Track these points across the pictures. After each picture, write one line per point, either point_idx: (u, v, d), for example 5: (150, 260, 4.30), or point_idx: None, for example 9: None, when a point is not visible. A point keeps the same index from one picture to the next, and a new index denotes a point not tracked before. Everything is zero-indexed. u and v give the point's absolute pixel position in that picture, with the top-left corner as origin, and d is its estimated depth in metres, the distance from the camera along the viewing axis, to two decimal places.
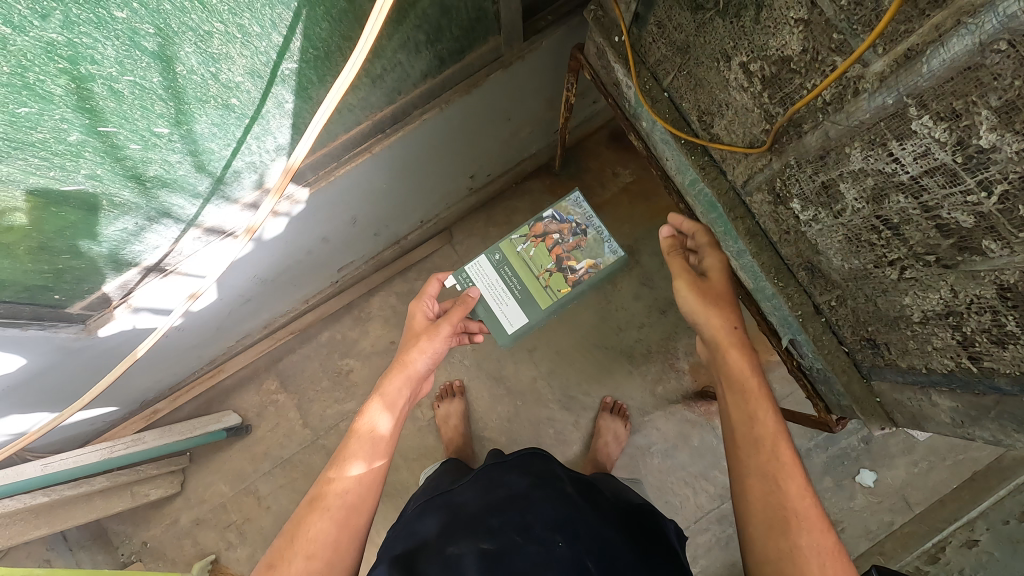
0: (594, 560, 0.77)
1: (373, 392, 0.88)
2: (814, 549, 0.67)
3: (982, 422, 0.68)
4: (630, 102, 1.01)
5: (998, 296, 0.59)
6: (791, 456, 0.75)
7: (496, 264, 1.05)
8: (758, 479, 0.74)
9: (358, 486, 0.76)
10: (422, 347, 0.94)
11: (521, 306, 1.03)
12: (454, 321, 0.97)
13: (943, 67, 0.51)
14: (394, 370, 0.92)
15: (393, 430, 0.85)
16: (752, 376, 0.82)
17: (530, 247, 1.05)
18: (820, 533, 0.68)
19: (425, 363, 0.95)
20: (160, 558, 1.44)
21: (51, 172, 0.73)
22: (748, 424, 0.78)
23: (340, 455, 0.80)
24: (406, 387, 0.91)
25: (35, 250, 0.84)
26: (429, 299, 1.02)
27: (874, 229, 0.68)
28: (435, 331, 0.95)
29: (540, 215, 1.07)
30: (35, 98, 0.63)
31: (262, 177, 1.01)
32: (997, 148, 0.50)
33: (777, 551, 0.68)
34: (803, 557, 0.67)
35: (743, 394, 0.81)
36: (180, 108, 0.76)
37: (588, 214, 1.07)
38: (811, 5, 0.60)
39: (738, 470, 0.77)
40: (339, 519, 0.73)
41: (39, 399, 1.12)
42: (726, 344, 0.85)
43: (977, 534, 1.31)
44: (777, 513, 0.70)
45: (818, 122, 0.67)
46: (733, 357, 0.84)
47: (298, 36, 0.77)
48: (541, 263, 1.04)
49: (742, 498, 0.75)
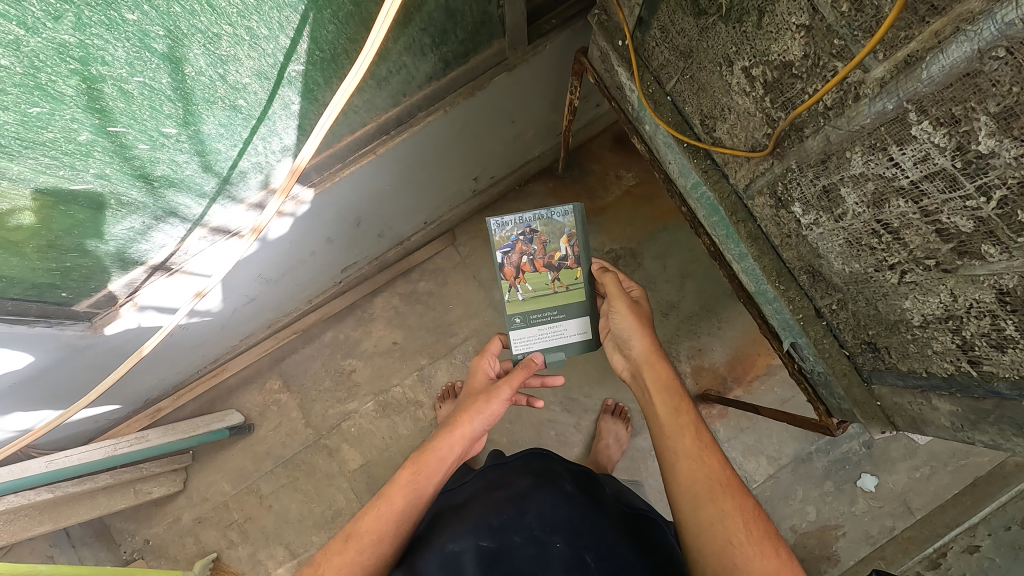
0: (592, 557, 0.78)
1: (424, 446, 0.84)
2: (738, 511, 0.73)
3: (981, 425, 0.69)
4: (633, 106, 1.02)
5: (997, 300, 0.59)
6: (715, 454, 0.79)
7: (526, 323, 1.04)
8: (686, 458, 0.78)
9: (390, 533, 0.77)
10: (480, 407, 0.89)
11: (577, 319, 1.05)
12: (515, 383, 0.93)
13: (943, 73, 0.52)
14: (449, 427, 0.87)
15: (435, 490, 0.81)
16: (674, 377, 0.88)
17: (525, 286, 1.03)
18: (742, 500, 0.74)
19: (481, 425, 0.90)
20: (162, 556, 1.45)
21: (61, 171, 0.74)
22: (675, 414, 0.83)
23: (379, 497, 0.79)
24: (458, 449, 0.85)
25: (43, 248, 0.85)
26: (491, 357, 1.03)
27: (874, 233, 0.68)
28: (495, 393, 0.91)
29: (497, 261, 1.03)
30: (47, 98, 0.64)
31: (268, 177, 1.02)
32: (996, 154, 0.50)
33: (709, 519, 0.73)
34: (729, 520, 0.72)
35: (668, 392, 0.85)
36: (189, 109, 0.77)
37: (517, 218, 1.02)
38: (813, 11, 0.61)
39: (667, 454, 0.80)
40: (364, 563, 0.74)
41: (44, 397, 1.13)
42: (651, 355, 0.90)
43: (979, 539, 1.28)
44: (705, 484, 0.75)
45: (819, 126, 0.67)
46: (657, 365, 0.89)
47: (306, 38, 0.78)
48: (542, 283, 1.03)
49: (672, 477, 0.78)
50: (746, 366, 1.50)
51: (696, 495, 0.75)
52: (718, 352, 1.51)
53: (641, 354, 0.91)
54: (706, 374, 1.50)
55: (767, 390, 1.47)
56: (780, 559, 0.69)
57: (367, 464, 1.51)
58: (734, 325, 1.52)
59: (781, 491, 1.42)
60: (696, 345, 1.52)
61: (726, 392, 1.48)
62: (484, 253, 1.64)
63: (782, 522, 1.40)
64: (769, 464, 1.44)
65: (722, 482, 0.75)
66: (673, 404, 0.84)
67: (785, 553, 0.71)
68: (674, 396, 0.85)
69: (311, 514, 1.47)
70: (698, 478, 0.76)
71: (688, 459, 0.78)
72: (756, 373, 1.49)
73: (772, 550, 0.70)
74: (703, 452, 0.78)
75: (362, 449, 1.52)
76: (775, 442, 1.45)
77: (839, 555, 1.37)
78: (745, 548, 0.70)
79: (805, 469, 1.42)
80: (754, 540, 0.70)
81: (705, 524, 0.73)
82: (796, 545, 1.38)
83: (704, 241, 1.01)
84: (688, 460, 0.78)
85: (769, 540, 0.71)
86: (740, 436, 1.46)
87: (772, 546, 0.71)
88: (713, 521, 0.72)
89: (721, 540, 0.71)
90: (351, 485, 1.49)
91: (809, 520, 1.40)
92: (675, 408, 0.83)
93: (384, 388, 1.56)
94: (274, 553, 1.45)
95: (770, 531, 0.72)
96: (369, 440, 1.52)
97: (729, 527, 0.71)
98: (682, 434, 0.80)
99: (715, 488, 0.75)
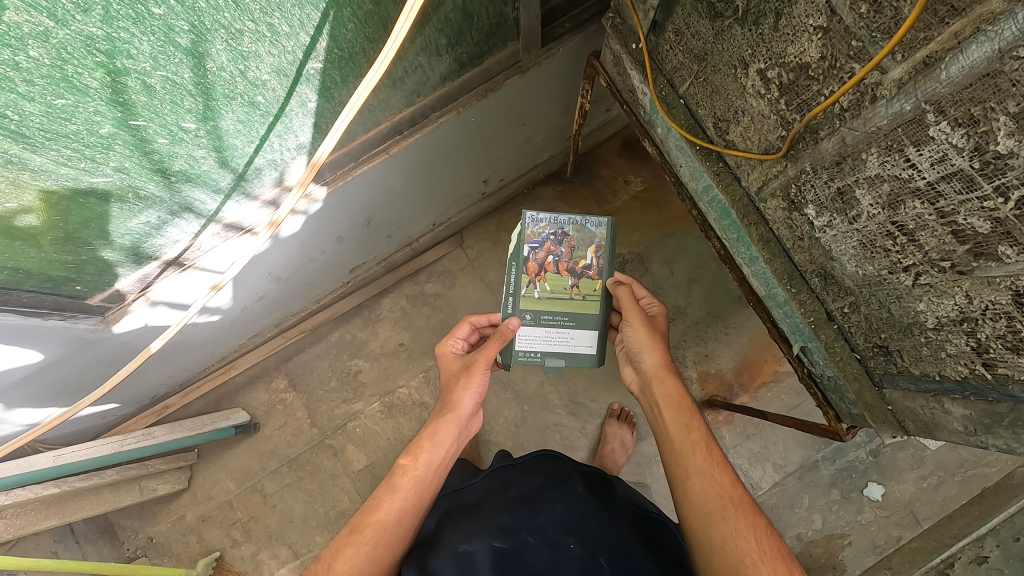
0: (606, 559, 0.78)
1: (419, 434, 0.85)
2: (751, 530, 0.73)
3: (994, 429, 0.69)
4: (645, 109, 1.03)
5: (1013, 302, 0.59)
6: (729, 476, 0.78)
7: (537, 322, 1.03)
8: (697, 475, 0.78)
9: (397, 523, 0.77)
10: (466, 385, 0.90)
11: (586, 331, 1.04)
12: (490, 354, 0.92)
13: (962, 73, 0.52)
14: (441, 412, 0.89)
15: (436, 474, 0.82)
16: (685, 393, 0.87)
17: (544, 285, 1.02)
18: (754, 518, 0.74)
19: (473, 399, 0.91)
20: (165, 553, 1.45)
21: (81, 163, 0.75)
22: (685, 430, 0.82)
23: (382, 490, 0.79)
24: (453, 429, 0.86)
25: (61, 240, 0.86)
26: (457, 340, 1.03)
27: (889, 235, 0.69)
28: (474, 365, 0.92)
29: (521, 254, 1.03)
30: (72, 90, 0.64)
31: (281, 175, 1.03)
32: (1015, 154, 0.51)
33: (721, 537, 0.73)
34: (743, 539, 0.72)
35: (680, 408, 0.85)
36: (208, 104, 0.77)
37: (552, 218, 1.04)
38: (831, 12, 0.61)
39: (678, 470, 0.80)
40: (371, 555, 0.74)
41: (51, 391, 1.13)
42: (663, 370, 0.89)
43: (987, 551, 1.26)
44: (717, 502, 0.75)
45: (834, 128, 0.68)
46: (668, 380, 0.88)
47: (325, 36, 0.79)
48: (562, 285, 1.03)
49: (683, 493, 0.78)
50: (754, 373, 1.49)
51: (708, 511, 0.75)
52: (725, 358, 1.51)
53: (652, 368, 0.90)
54: (713, 380, 1.49)
55: (774, 396, 1.47)
56: None
57: (372, 465, 1.51)
58: (741, 331, 1.52)
59: (787, 499, 1.41)
60: (703, 351, 1.52)
61: (732, 398, 1.47)
62: (491, 256, 1.65)
63: (787, 531, 1.39)
64: (775, 472, 1.43)
65: (733, 503, 0.75)
66: (683, 424, 0.83)
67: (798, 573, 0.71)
68: (686, 416, 0.84)
69: (314, 514, 1.47)
70: (711, 495, 0.76)
71: (702, 480, 0.77)
72: (762, 380, 1.49)
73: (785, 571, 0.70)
74: (714, 470, 0.78)
75: (367, 450, 1.52)
76: (782, 450, 1.45)
77: (844, 565, 1.36)
78: (759, 568, 0.69)
79: (811, 477, 1.42)
80: (768, 560, 0.70)
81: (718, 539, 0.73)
82: (802, 553, 1.37)
83: (713, 244, 1.01)
84: (703, 480, 0.77)
85: (785, 561, 0.71)
86: (746, 442, 1.46)
87: (785, 567, 0.70)
88: (725, 540, 0.72)
89: (733, 559, 0.71)
90: (355, 486, 1.48)
91: (814, 528, 1.39)
92: (686, 429, 0.83)
93: (390, 389, 1.57)
94: (276, 553, 1.44)
95: (782, 550, 0.72)
96: (373, 441, 1.52)
97: (743, 546, 0.71)
98: (693, 454, 0.80)
99: (727, 505, 0.75)
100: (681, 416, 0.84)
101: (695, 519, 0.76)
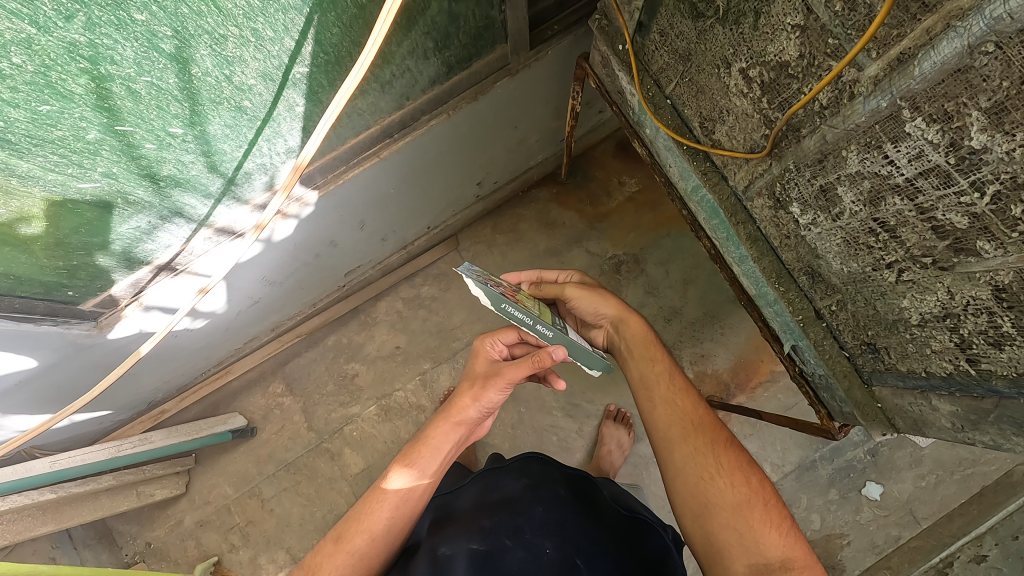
0: (583, 560, 0.79)
1: (416, 439, 0.83)
2: (709, 447, 0.75)
3: (981, 426, 0.68)
4: (634, 110, 1.04)
5: (993, 297, 0.59)
6: (690, 401, 0.80)
7: (562, 327, 0.83)
8: (661, 403, 0.80)
9: (383, 533, 0.77)
10: (474, 394, 0.83)
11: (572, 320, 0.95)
12: (515, 375, 0.82)
13: (934, 70, 0.52)
14: (442, 415, 0.85)
15: (429, 484, 0.80)
16: (650, 330, 0.88)
17: (528, 303, 0.81)
18: (714, 435, 0.76)
19: (481, 411, 0.84)
20: (164, 559, 1.44)
21: (69, 170, 0.76)
22: (650, 362, 0.84)
23: (371, 497, 0.79)
24: (453, 436, 0.83)
25: (51, 247, 0.86)
26: (500, 345, 0.89)
27: (871, 232, 0.69)
28: (494, 380, 0.82)
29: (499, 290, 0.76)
30: (57, 97, 0.65)
31: (272, 178, 1.03)
32: (988, 149, 0.51)
33: (683, 458, 0.75)
34: (701, 457, 0.74)
35: (644, 344, 0.86)
36: (195, 109, 0.78)
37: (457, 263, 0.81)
38: (807, 11, 0.62)
39: (644, 401, 0.82)
40: (358, 563, 0.75)
41: (45, 397, 1.13)
42: (625, 313, 0.89)
43: (985, 549, 1.28)
44: (679, 426, 0.77)
45: (815, 126, 0.68)
46: (632, 321, 0.88)
47: (310, 41, 0.80)
48: (529, 300, 0.84)
49: (650, 421, 0.80)
50: (750, 373, 1.49)
51: (670, 432, 0.77)
52: (721, 358, 1.50)
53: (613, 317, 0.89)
54: (710, 380, 1.49)
55: (771, 396, 1.46)
56: (750, 486, 0.72)
57: (369, 468, 1.50)
58: (738, 331, 1.52)
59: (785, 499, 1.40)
60: (699, 351, 1.51)
61: (729, 399, 1.47)
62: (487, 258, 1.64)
63: None
64: (772, 472, 1.42)
65: (694, 424, 0.77)
66: (645, 358, 0.84)
67: (757, 481, 0.73)
68: (648, 353, 0.85)
69: (312, 518, 1.47)
70: (675, 418, 0.78)
71: (666, 406, 0.79)
72: (759, 380, 1.48)
73: (746, 483, 0.72)
74: (676, 396, 0.80)
75: (364, 453, 1.52)
76: (779, 450, 1.44)
77: (844, 565, 1.35)
78: (717, 481, 0.72)
79: (809, 477, 1.41)
80: (725, 473, 0.72)
81: (680, 458, 0.75)
82: None
83: (703, 244, 1.01)
84: (666, 407, 0.79)
85: (749, 474, 0.73)
86: (743, 442, 1.45)
87: (744, 475, 0.73)
88: (686, 460, 0.75)
89: (695, 477, 0.73)
90: (353, 489, 1.48)
91: (814, 528, 1.38)
92: (650, 361, 0.84)
93: (387, 392, 1.57)
94: (275, 557, 1.44)
95: (743, 460, 0.75)
96: (370, 443, 1.53)
97: (701, 463, 0.74)
98: (656, 385, 0.81)
99: (688, 428, 0.77)
100: (643, 352, 0.85)
101: (662, 441, 0.78)
